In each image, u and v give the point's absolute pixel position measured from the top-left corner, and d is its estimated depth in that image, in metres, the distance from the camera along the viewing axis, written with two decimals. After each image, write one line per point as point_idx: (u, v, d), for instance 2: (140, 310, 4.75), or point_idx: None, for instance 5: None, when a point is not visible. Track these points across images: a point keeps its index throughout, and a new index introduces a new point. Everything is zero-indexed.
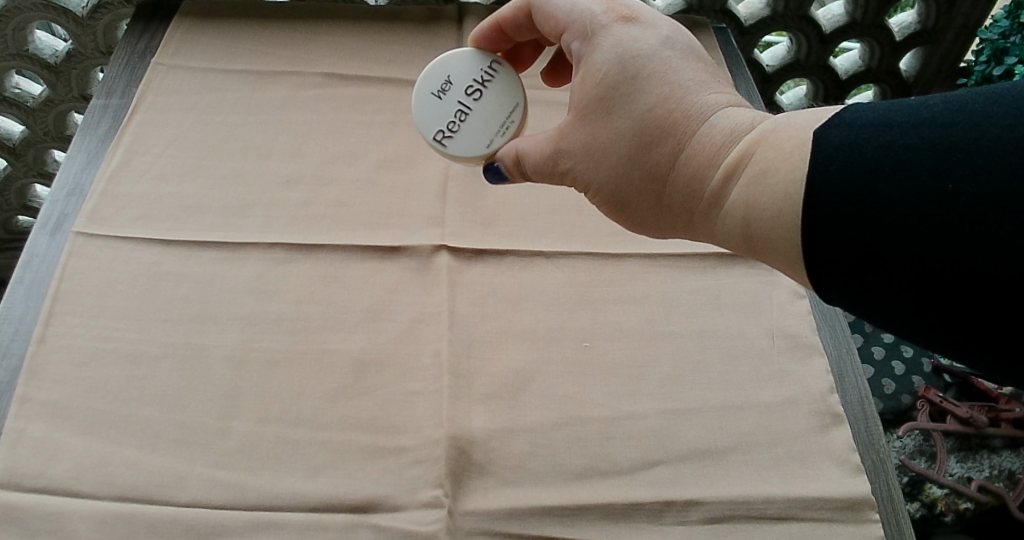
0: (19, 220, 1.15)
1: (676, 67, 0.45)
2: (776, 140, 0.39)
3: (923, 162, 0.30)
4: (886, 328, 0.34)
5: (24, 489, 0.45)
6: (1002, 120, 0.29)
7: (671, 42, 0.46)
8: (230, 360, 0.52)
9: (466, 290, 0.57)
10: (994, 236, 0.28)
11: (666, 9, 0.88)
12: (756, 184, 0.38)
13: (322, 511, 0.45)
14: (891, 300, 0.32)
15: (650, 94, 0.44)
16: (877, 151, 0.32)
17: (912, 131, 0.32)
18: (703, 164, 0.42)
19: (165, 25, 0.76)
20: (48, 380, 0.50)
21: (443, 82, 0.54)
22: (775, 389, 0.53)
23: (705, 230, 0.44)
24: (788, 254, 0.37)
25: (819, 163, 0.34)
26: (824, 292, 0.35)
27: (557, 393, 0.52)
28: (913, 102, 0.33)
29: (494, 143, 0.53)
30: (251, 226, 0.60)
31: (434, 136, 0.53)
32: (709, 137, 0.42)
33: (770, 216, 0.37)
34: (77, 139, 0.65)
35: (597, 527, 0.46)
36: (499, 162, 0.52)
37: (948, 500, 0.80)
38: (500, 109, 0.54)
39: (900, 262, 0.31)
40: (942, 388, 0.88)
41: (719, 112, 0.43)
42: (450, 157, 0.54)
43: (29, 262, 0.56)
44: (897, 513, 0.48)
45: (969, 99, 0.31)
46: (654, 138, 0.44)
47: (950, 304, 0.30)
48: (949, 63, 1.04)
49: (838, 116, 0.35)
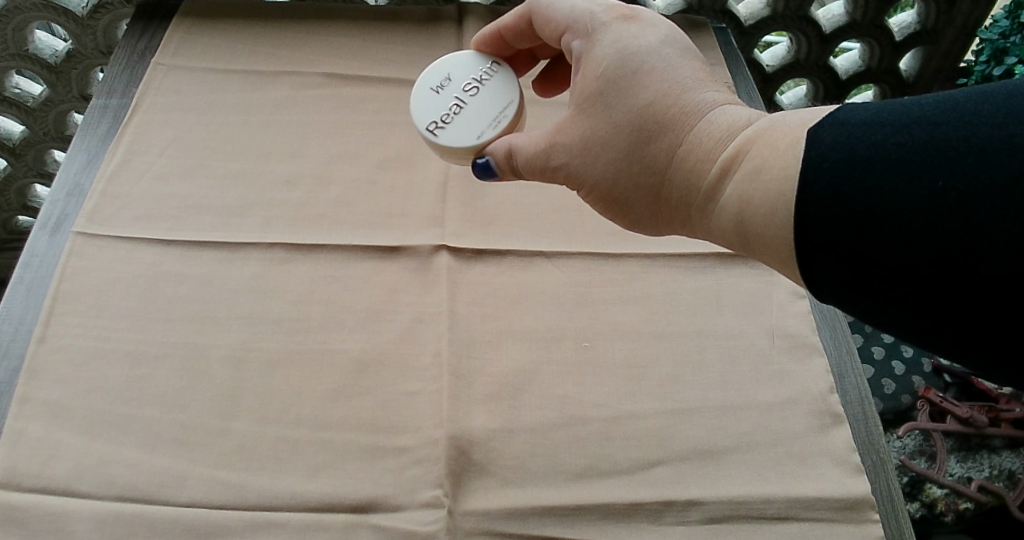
0: (19, 220, 1.15)
1: (675, 64, 0.45)
2: (771, 137, 0.39)
3: (914, 159, 0.30)
4: (878, 325, 0.34)
5: (24, 489, 0.45)
6: (992, 119, 0.29)
7: (670, 41, 0.46)
8: (230, 360, 0.52)
9: (467, 290, 0.57)
10: (984, 233, 0.28)
11: (666, 9, 0.89)
12: (751, 180, 0.38)
13: (322, 511, 0.45)
14: (886, 299, 0.32)
15: (649, 90, 0.44)
16: (870, 149, 0.32)
17: (904, 129, 0.32)
18: (700, 159, 0.42)
19: (165, 25, 0.76)
20: (49, 380, 0.50)
21: (443, 79, 0.54)
22: (775, 389, 0.53)
23: (701, 226, 0.44)
24: (780, 250, 0.37)
25: (812, 161, 0.34)
26: (819, 290, 0.35)
27: (558, 393, 0.52)
28: (905, 101, 0.33)
29: (485, 135, 0.51)
30: (251, 225, 0.60)
31: (426, 125, 0.52)
32: (706, 134, 0.42)
33: (764, 212, 0.37)
34: (77, 139, 0.65)
35: (597, 527, 0.46)
36: (488, 157, 0.50)
37: (948, 500, 0.80)
38: (494, 104, 0.53)
39: (894, 260, 0.31)
40: (942, 388, 0.88)
41: (716, 109, 0.43)
42: (440, 149, 0.52)
43: (29, 262, 0.56)
44: (896, 513, 0.48)
45: (961, 98, 0.31)
46: (651, 134, 0.44)
47: (944, 302, 0.30)
48: (949, 63, 1.04)
49: (831, 115, 0.35)
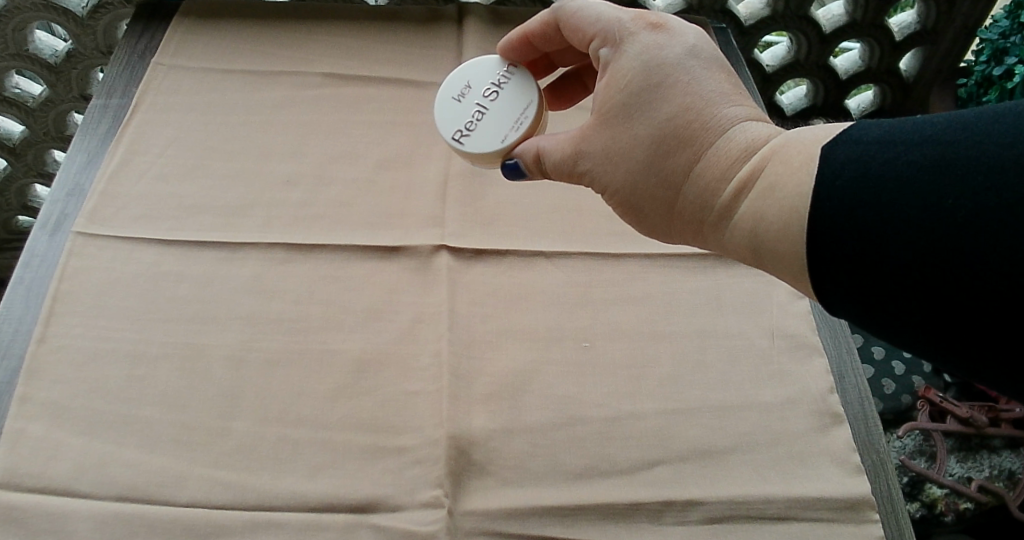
0: (19, 220, 1.15)
1: (699, 76, 0.44)
2: (786, 155, 0.39)
3: (925, 178, 0.30)
4: (892, 341, 0.34)
5: (25, 489, 0.45)
6: (1003, 137, 0.29)
7: (696, 51, 0.46)
8: (231, 360, 0.52)
9: (467, 290, 0.57)
10: (990, 249, 0.28)
11: (666, 9, 0.89)
12: (765, 198, 0.38)
13: (322, 511, 0.45)
14: (893, 313, 0.32)
15: (671, 103, 0.44)
16: (882, 167, 0.32)
17: (915, 148, 0.32)
18: (716, 176, 0.42)
19: (164, 25, 0.76)
20: (49, 380, 0.50)
21: (463, 86, 0.54)
22: (775, 389, 0.53)
23: (714, 241, 0.44)
24: (794, 266, 0.37)
25: (825, 178, 0.34)
26: (831, 304, 0.35)
27: (558, 393, 0.52)
28: (921, 119, 0.33)
29: (509, 139, 0.51)
30: (251, 226, 0.60)
31: (452, 135, 0.52)
32: (725, 151, 0.42)
33: (777, 229, 0.38)
34: (78, 140, 0.65)
35: (596, 527, 0.46)
36: (517, 158, 0.51)
37: (948, 500, 0.80)
38: (516, 106, 0.52)
39: (901, 274, 0.31)
40: (942, 388, 0.88)
41: (738, 125, 0.42)
42: (467, 157, 0.52)
43: (29, 262, 0.56)
44: (897, 514, 0.48)
45: (975, 117, 0.31)
46: (671, 147, 0.43)
47: (952, 317, 0.30)
48: (949, 63, 1.04)
49: (846, 132, 0.36)
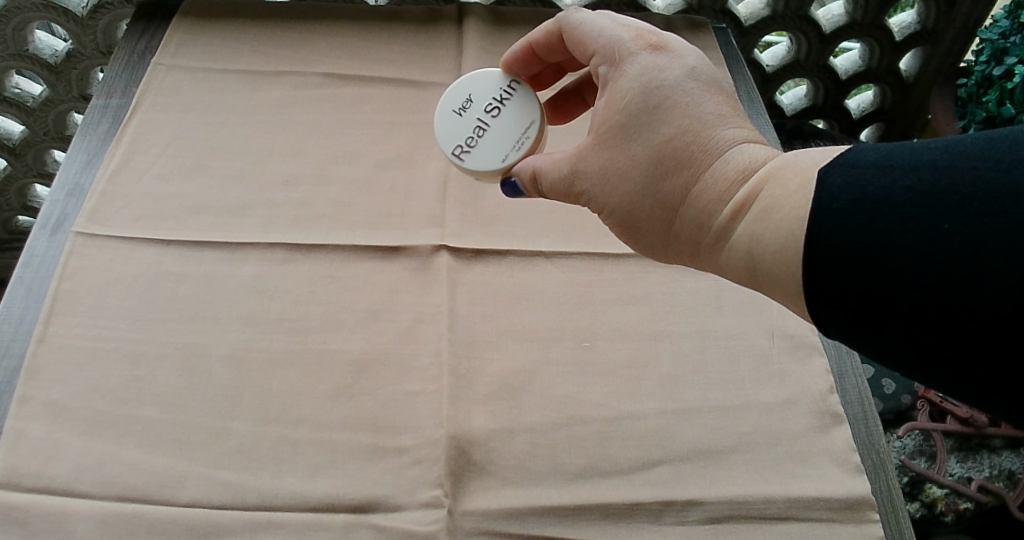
0: (19, 220, 1.15)
1: (698, 98, 0.44)
2: (783, 177, 0.39)
3: (921, 204, 0.31)
4: (888, 366, 0.34)
5: (25, 489, 0.45)
6: (999, 164, 0.30)
7: (696, 72, 0.45)
8: (231, 360, 0.52)
9: (467, 291, 0.57)
10: (987, 273, 0.28)
11: (667, 9, 0.89)
12: (762, 220, 0.38)
13: (322, 512, 0.45)
14: (888, 339, 0.32)
15: (669, 124, 0.44)
16: (879, 192, 0.32)
17: (911, 173, 0.32)
18: (714, 198, 0.42)
19: (165, 25, 0.76)
20: (48, 380, 0.50)
21: (464, 100, 0.54)
22: (775, 388, 0.53)
23: (711, 262, 0.44)
24: (792, 290, 0.37)
25: (822, 204, 0.34)
26: (828, 329, 0.35)
27: (558, 392, 0.52)
28: (916, 144, 0.33)
29: (510, 158, 0.52)
30: (251, 226, 0.60)
31: (452, 150, 0.53)
32: (723, 173, 0.42)
33: (773, 252, 0.38)
34: (78, 140, 0.65)
35: (596, 527, 0.46)
36: (516, 177, 0.52)
37: (948, 500, 0.80)
38: (516, 125, 0.53)
39: (896, 300, 0.31)
40: None
41: (736, 147, 0.42)
42: (466, 172, 0.53)
43: (29, 262, 0.56)
44: (897, 514, 0.48)
45: (968, 143, 0.32)
46: (669, 169, 0.43)
47: (950, 342, 0.30)
48: (949, 62, 1.03)
49: (842, 156, 0.36)
